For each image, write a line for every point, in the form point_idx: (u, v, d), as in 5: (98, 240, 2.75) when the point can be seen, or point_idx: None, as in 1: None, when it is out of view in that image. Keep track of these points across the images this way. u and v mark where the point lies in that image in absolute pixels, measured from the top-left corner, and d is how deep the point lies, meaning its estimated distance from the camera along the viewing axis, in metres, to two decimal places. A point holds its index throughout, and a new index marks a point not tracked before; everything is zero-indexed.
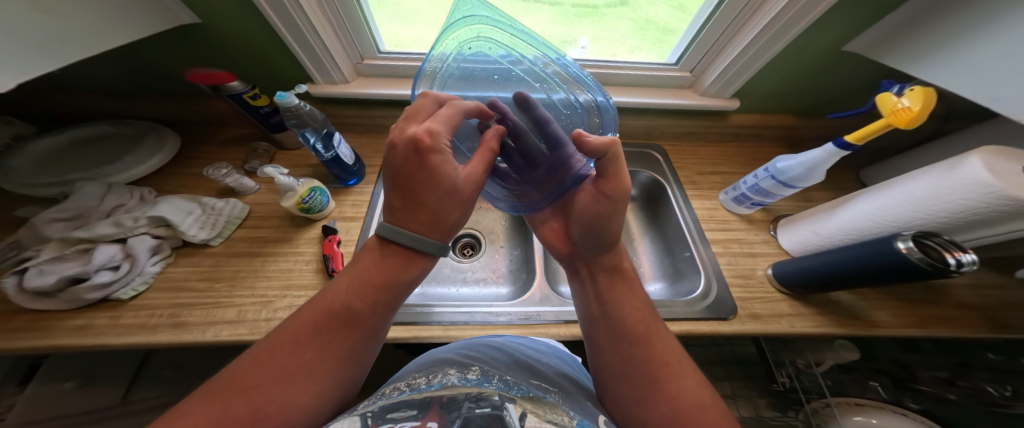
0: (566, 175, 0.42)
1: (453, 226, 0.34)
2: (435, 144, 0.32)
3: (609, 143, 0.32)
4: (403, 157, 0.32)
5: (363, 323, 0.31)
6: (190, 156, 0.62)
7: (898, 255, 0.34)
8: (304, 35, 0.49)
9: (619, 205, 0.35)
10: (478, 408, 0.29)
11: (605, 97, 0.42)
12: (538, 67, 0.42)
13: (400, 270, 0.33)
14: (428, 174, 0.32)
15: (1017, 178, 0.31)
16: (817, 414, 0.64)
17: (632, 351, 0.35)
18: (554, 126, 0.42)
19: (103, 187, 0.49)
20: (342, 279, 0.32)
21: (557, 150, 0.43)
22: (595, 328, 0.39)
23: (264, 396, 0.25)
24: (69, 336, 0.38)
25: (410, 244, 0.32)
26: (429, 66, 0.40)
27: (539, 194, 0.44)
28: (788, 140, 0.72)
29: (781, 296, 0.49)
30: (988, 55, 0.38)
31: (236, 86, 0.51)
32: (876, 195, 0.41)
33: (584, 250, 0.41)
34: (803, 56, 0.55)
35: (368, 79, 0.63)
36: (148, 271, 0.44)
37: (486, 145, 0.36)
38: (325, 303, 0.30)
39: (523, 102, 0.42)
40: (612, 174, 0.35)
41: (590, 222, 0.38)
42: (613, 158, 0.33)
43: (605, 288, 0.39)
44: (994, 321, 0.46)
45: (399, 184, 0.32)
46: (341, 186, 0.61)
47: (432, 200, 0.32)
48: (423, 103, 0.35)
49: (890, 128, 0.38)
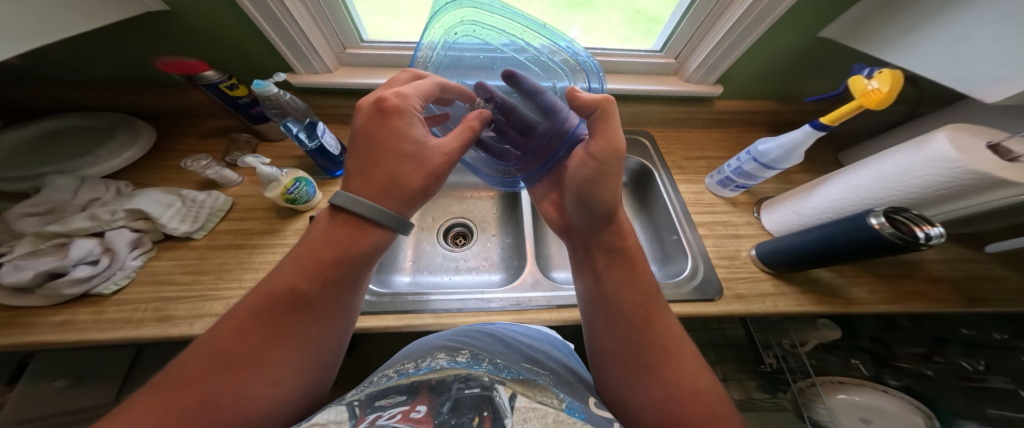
0: (559, 140, 0.42)
1: (415, 198, 0.34)
2: (402, 105, 0.34)
3: (599, 99, 0.34)
4: (368, 119, 0.33)
5: (316, 302, 0.31)
6: (168, 149, 0.60)
7: (870, 230, 0.35)
8: (284, 27, 0.49)
9: (608, 165, 0.35)
10: (467, 389, 0.28)
11: (602, 83, 0.41)
12: (544, 55, 0.42)
13: (353, 244, 0.32)
14: (390, 133, 0.33)
15: (977, 153, 0.33)
16: (804, 393, 0.67)
17: (631, 333, 0.35)
18: (546, 94, 0.42)
19: (75, 181, 0.48)
20: (290, 259, 0.32)
21: (551, 117, 0.43)
22: (593, 309, 0.39)
23: (212, 386, 0.25)
24: (51, 332, 0.38)
25: (362, 213, 0.32)
26: (421, 53, 0.42)
27: (537, 165, 0.45)
28: (773, 124, 0.73)
29: (764, 275, 0.51)
30: (957, 37, 0.39)
31: (212, 75, 0.50)
32: (850, 175, 0.42)
33: (580, 226, 0.41)
34: (787, 41, 0.55)
35: (351, 68, 0.62)
36: (130, 265, 0.43)
37: (468, 124, 0.38)
38: (274, 284, 0.30)
39: (511, 77, 0.43)
40: (599, 133, 0.34)
41: (582, 190, 0.38)
42: (603, 116, 0.34)
43: (603, 267, 0.39)
44: (966, 295, 0.48)
45: (363, 148, 0.33)
46: (328, 176, 0.60)
47: (389, 163, 0.33)
48: (401, 77, 0.38)
49: (861, 109, 0.39)
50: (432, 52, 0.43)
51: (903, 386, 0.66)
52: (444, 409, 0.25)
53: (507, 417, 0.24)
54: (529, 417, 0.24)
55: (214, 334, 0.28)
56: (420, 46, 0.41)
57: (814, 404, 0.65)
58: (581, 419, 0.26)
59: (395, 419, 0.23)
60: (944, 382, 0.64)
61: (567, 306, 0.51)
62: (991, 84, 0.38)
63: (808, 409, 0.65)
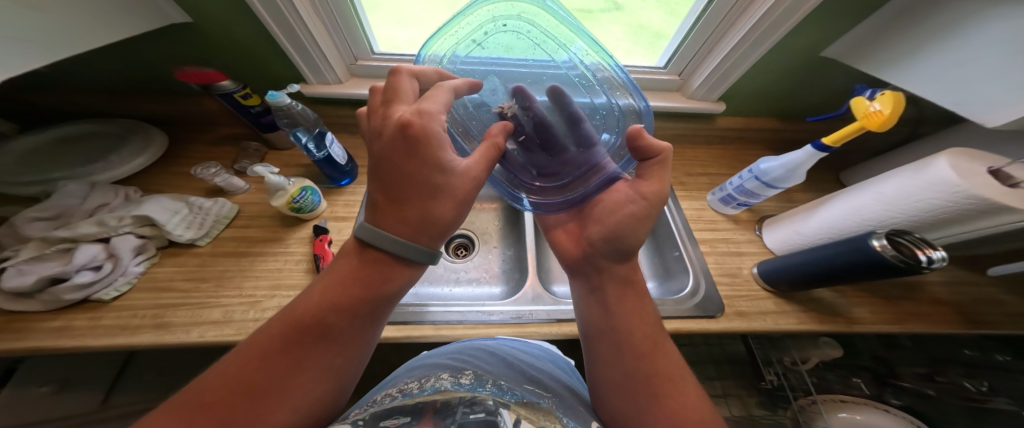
0: (594, 175, 0.43)
1: (445, 231, 0.35)
2: (427, 126, 0.33)
3: (662, 148, 0.35)
4: (392, 144, 0.33)
5: (339, 335, 0.31)
6: (178, 155, 0.61)
7: (872, 252, 0.36)
8: (299, 37, 0.50)
9: (655, 207, 0.36)
10: (472, 413, 0.29)
11: (645, 102, 0.41)
12: (589, 72, 0.44)
13: (379, 281, 0.33)
14: (419, 160, 0.33)
15: (977, 177, 0.33)
16: (803, 411, 0.65)
17: (637, 365, 0.35)
18: (585, 126, 0.45)
19: (85, 185, 0.48)
20: (319, 287, 0.32)
21: (586, 149, 0.45)
22: (596, 337, 0.39)
23: (232, 415, 0.24)
24: (49, 338, 0.37)
25: (391, 250, 0.33)
26: (430, 60, 0.45)
27: (557, 193, 0.45)
28: (769, 143, 0.74)
29: (766, 293, 0.51)
30: (949, 64, 0.41)
31: (227, 85, 0.50)
32: (851, 196, 0.43)
33: (597, 257, 0.40)
34: (785, 62, 0.57)
35: (361, 79, 0.64)
36: (132, 271, 0.43)
37: (492, 140, 0.38)
38: (300, 312, 0.30)
39: (558, 96, 0.45)
40: (648, 176, 0.36)
41: (619, 225, 0.37)
42: (660, 162, 0.35)
43: (614, 299, 0.39)
44: (967, 317, 0.48)
45: (392, 169, 0.33)
46: (333, 185, 0.60)
47: (422, 194, 0.33)
48: (401, 82, 0.37)
49: (864, 131, 0.40)
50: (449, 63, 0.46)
51: (904, 405, 0.65)
52: None
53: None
54: None
55: (237, 358, 0.28)
56: (423, 57, 0.45)
57: (816, 423, 0.63)
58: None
59: None
60: (946, 403, 0.64)
61: (569, 321, 0.51)
62: (992, 110, 0.39)
63: None
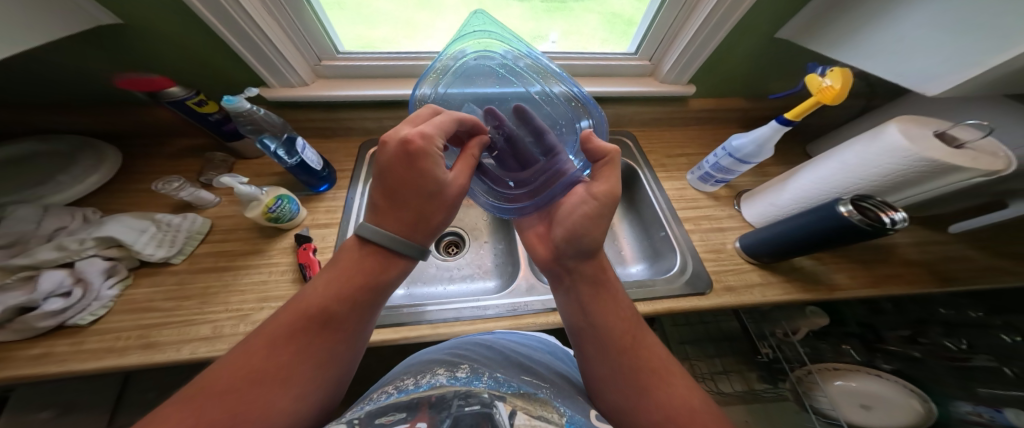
0: (558, 179, 0.44)
1: (434, 230, 0.36)
2: (427, 147, 0.33)
3: (609, 150, 0.38)
4: (393, 158, 0.33)
5: (341, 325, 0.31)
6: (135, 171, 0.60)
7: (840, 218, 0.37)
8: (253, 40, 0.49)
9: (608, 206, 0.38)
10: (467, 406, 0.28)
11: (574, 83, 0.47)
12: (511, 62, 0.47)
13: (379, 272, 0.34)
14: (418, 174, 0.33)
15: (926, 141, 0.34)
16: (802, 381, 0.67)
17: (621, 360, 0.35)
18: (550, 135, 0.47)
19: (38, 210, 0.46)
20: (321, 281, 0.33)
21: (551, 157, 0.47)
22: (583, 337, 0.38)
23: (242, 401, 0.25)
24: (27, 366, 0.36)
25: (387, 244, 0.33)
26: (436, 69, 0.46)
27: (528, 198, 0.47)
28: (745, 120, 0.75)
29: (750, 266, 0.52)
30: (893, 36, 0.42)
31: (177, 92, 0.49)
32: (819, 167, 0.44)
33: (564, 258, 0.40)
34: (752, 41, 0.57)
35: (329, 81, 0.63)
36: (105, 295, 0.42)
37: (470, 153, 0.38)
38: (304, 305, 0.31)
39: (520, 114, 0.48)
40: (602, 177, 0.38)
41: (576, 225, 0.38)
42: (608, 164, 0.38)
43: (587, 297, 0.39)
44: (939, 274, 0.50)
45: (391, 184, 0.33)
46: (312, 192, 0.60)
47: (419, 201, 0.33)
48: (422, 113, 0.37)
49: (820, 105, 0.41)
50: (446, 71, 0.47)
51: (895, 370, 0.66)
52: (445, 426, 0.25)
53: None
54: None
55: (239, 351, 0.28)
56: (437, 61, 0.46)
57: (814, 392, 0.65)
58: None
59: None
60: (933, 365, 0.64)
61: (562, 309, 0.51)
62: (931, 79, 0.40)
63: (809, 398, 0.66)
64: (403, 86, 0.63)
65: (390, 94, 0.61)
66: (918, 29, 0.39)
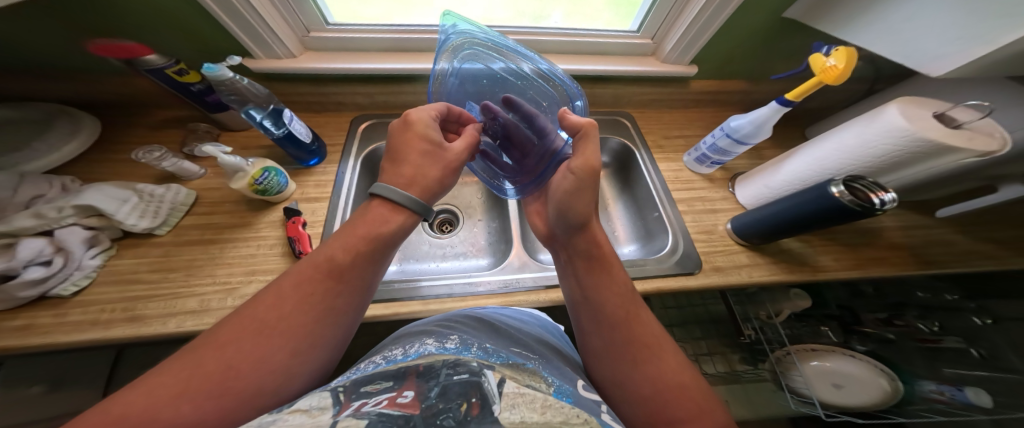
0: (550, 161, 0.46)
1: (433, 189, 0.39)
2: (421, 116, 0.40)
3: (583, 124, 0.38)
4: (396, 128, 0.41)
5: (353, 278, 0.32)
6: (110, 140, 0.57)
7: (831, 199, 0.37)
8: (239, 12, 0.46)
9: (588, 181, 0.37)
10: (456, 375, 0.27)
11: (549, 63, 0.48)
12: (489, 50, 0.47)
13: (380, 223, 0.35)
14: (413, 137, 0.39)
15: (924, 121, 0.34)
16: (781, 362, 0.70)
17: (615, 334, 0.36)
18: (539, 117, 0.46)
19: (12, 177, 0.44)
20: (334, 239, 0.33)
21: (543, 139, 0.47)
22: (580, 310, 0.40)
23: (237, 352, 0.24)
24: (10, 337, 0.36)
25: (388, 196, 0.36)
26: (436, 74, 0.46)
27: (529, 180, 0.49)
28: (744, 104, 0.74)
29: (741, 248, 0.52)
30: (903, 17, 0.41)
31: (155, 59, 0.46)
32: (815, 147, 0.44)
33: (559, 234, 0.43)
34: (758, 20, 0.56)
35: (317, 54, 0.59)
36: (88, 265, 0.41)
37: (470, 133, 0.44)
38: (318, 259, 0.31)
39: (508, 103, 0.47)
40: (579, 152, 0.38)
41: (562, 202, 0.40)
42: (586, 137, 0.38)
43: (583, 273, 0.40)
44: (920, 258, 0.51)
45: (393, 149, 0.39)
46: (302, 167, 0.58)
47: (416, 159, 0.38)
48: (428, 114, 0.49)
49: (822, 85, 0.40)
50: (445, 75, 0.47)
51: (869, 350, 0.69)
52: (433, 394, 0.25)
53: (495, 403, 0.23)
54: (517, 402, 0.24)
55: (252, 305, 0.28)
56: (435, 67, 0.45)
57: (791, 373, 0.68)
58: (569, 402, 0.26)
59: (380, 404, 0.22)
60: (903, 343, 0.69)
61: (555, 287, 0.52)
62: (935, 59, 0.40)
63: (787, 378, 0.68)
64: (395, 59, 0.60)
65: (381, 67, 0.59)
66: (927, 12, 0.39)
